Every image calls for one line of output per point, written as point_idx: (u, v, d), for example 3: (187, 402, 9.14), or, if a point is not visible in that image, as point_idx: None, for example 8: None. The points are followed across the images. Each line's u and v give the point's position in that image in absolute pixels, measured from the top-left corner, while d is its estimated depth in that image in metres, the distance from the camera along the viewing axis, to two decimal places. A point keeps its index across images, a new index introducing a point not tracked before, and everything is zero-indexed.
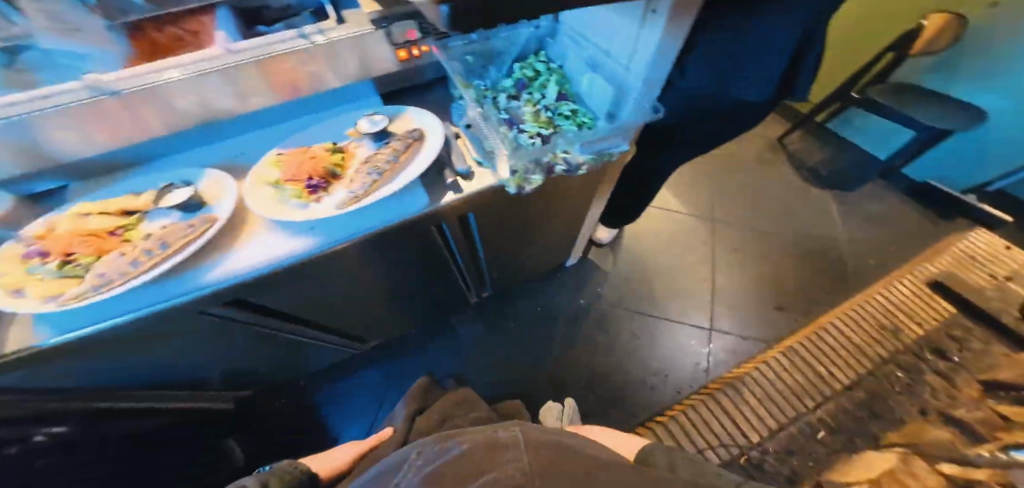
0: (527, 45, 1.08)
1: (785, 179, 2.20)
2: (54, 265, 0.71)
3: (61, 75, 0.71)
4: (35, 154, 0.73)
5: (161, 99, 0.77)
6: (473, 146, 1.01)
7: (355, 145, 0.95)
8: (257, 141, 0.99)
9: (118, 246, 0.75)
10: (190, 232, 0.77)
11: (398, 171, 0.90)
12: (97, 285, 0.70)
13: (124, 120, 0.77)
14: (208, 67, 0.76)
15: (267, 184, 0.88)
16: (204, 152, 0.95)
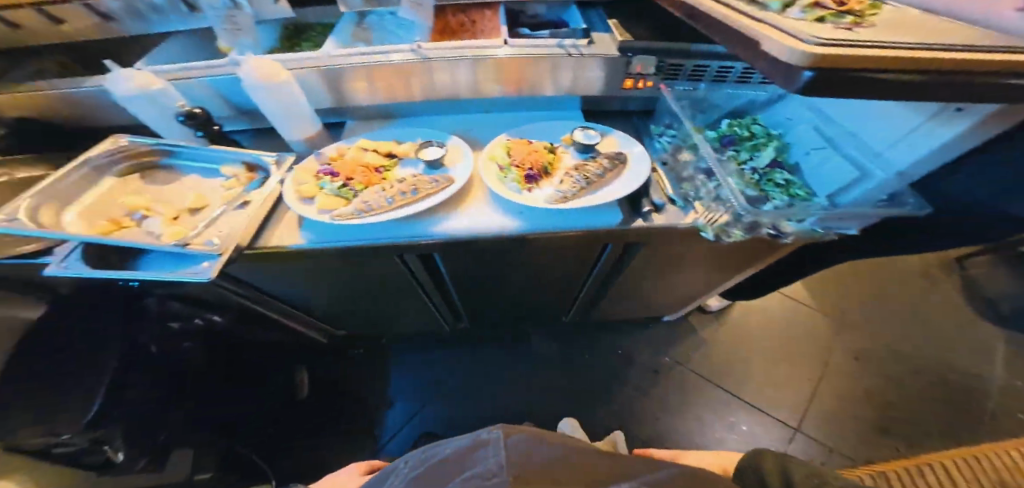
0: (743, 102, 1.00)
1: (927, 305, 2.02)
2: (337, 185, 0.90)
3: (388, 34, 1.08)
4: (342, 90, 1.02)
5: (423, 72, 1.01)
6: (668, 180, 0.96)
7: (563, 150, 1.00)
8: (484, 122, 1.14)
9: (380, 182, 0.94)
10: (436, 186, 0.93)
11: (603, 185, 0.91)
12: (362, 209, 0.87)
13: (400, 81, 1.02)
14: (469, 55, 0.97)
15: (495, 163, 0.98)
16: (446, 121, 1.14)
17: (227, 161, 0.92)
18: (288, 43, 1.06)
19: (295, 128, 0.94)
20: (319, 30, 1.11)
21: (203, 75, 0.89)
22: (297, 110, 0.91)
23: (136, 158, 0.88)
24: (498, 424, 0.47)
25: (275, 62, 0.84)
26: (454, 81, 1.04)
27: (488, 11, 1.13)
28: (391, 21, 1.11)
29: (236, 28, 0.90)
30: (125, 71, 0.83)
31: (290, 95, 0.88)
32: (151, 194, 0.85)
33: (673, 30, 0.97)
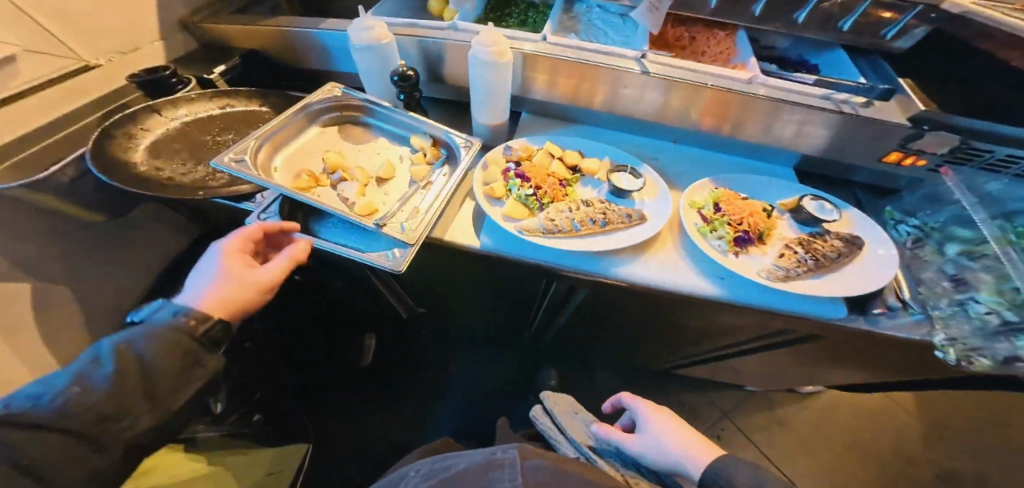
0: None
1: None
2: (526, 192, 0.80)
3: (594, 29, 0.92)
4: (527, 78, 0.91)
5: (628, 83, 0.87)
6: (906, 284, 0.77)
7: (779, 216, 0.88)
8: (673, 153, 0.99)
9: (564, 198, 0.82)
10: (625, 220, 0.77)
11: (829, 271, 0.76)
12: (547, 227, 0.75)
13: (599, 88, 0.90)
14: (707, 84, 0.83)
15: (699, 210, 0.84)
16: (627, 141, 1.00)
17: (419, 134, 0.87)
18: (493, 18, 0.98)
19: (491, 113, 0.86)
20: (523, 9, 1.01)
21: (429, 36, 0.88)
22: (501, 95, 0.82)
23: (342, 112, 0.86)
24: (514, 448, 0.57)
25: (502, 35, 0.77)
26: (645, 98, 0.89)
27: (721, 32, 0.94)
28: (598, 15, 0.95)
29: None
30: (367, 21, 0.80)
31: (499, 78, 0.79)
32: (348, 155, 0.82)
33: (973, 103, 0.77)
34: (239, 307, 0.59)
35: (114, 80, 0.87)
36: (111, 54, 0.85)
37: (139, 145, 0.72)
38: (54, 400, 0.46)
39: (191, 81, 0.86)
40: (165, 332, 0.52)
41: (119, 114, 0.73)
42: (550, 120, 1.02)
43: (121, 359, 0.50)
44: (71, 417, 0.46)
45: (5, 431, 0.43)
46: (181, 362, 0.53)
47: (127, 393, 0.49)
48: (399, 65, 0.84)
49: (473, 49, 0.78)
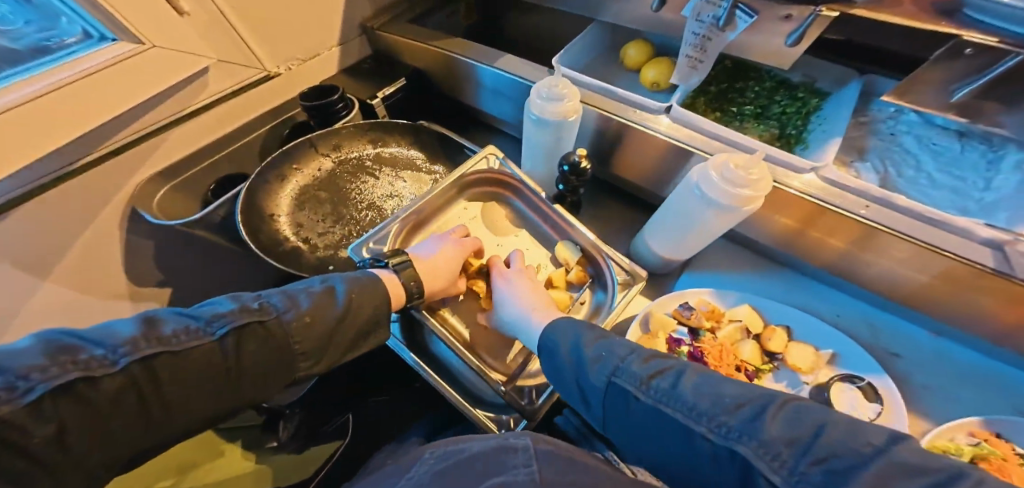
0: None
1: None
2: None
3: (893, 154, 0.62)
4: None
5: (891, 256, 0.57)
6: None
7: None
8: (932, 355, 0.63)
9: None
10: None
11: None
12: None
13: (841, 244, 0.62)
14: None
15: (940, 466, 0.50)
16: (850, 308, 0.69)
17: (568, 240, 0.69)
18: (717, 94, 0.72)
19: (678, 247, 0.66)
20: (768, 87, 0.71)
21: (639, 119, 0.68)
22: (706, 233, 0.61)
23: (490, 185, 0.71)
24: (526, 433, 0.45)
25: (767, 170, 0.51)
26: (909, 275, 0.58)
27: None
28: (906, 139, 0.62)
29: (700, 59, 0.64)
30: (558, 88, 0.59)
31: (723, 220, 0.56)
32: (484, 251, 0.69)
33: None
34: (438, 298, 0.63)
35: (289, 88, 0.86)
36: (292, 62, 0.83)
37: (288, 191, 0.69)
38: (285, 319, 0.47)
39: (354, 106, 0.77)
40: (378, 283, 0.55)
41: (280, 149, 0.70)
42: (747, 256, 0.75)
43: (348, 301, 0.51)
44: (283, 341, 0.46)
45: (243, 336, 0.43)
46: (370, 326, 0.54)
47: (327, 337, 0.49)
48: (575, 151, 0.64)
49: (707, 175, 0.54)
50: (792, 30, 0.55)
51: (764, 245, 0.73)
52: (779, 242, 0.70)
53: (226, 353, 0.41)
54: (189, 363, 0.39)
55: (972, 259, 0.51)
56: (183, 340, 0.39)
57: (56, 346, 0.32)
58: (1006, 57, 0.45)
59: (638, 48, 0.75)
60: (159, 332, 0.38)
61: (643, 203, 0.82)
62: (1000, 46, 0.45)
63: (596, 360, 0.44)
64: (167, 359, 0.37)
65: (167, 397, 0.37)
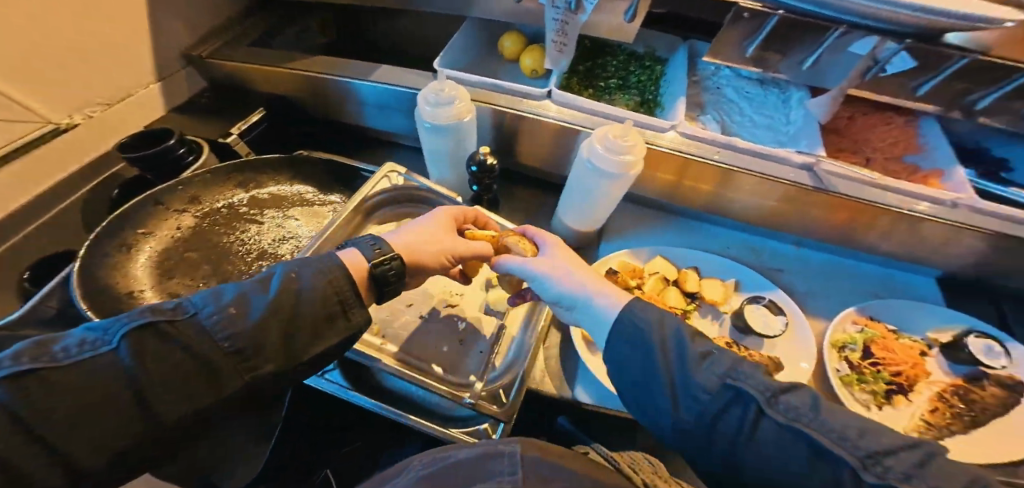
0: None
1: None
2: None
3: (727, 104, 0.75)
4: None
5: (742, 188, 0.70)
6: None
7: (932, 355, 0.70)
8: (787, 258, 0.81)
9: None
10: None
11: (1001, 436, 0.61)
12: None
13: (704, 185, 0.73)
14: (901, 210, 0.61)
15: (841, 350, 0.68)
16: (727, 237, 0.83)
17: None
18: (584, 72, 0.79)
19: (582, 215, 0.71)
20: (622, 59, 0.81)
21: (525, 108, 0.71)
22: (607, 202, 0.67)
23: (400, 203, 0.67)
24: (517, 438, 0.33)
25: (639, 136, 0.58)
26: (756, 202, 0.72)
27: (897, 114, 0.70)
28: (732, 90, 0.76)
29: (563, 42, 0.69)
30: (446, 90, 0.58)
31: (619, 186, 0.62)
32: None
33: None
34: (415, 263, 0.49)
35: (101, 140, 0.71)
36: (92, 108, 0.69)
37: (137, 259, 0.55)
38: (203, 320, 0.35)
39: (202, 149, 0.66)
40: (326, 257, 0.42)
41: (113, 214, 0.56)
42: (650, 217, 0.84)
43: (285, 286, 0.38)
44: (210, 340, 0.35)
45: (151, 342, 0.32)
46: (334, 307, 0.41)
47: (274, 326, 0.37)
48: (480, 150, 0.64)
49: (593, 149, 0.59)
50: (629, 7, 0.63)
51: (654, 200, 0.83)
52: (660, 197, 0.80)
53: (116, 372, 0.30)
54: (83, 380, 0.29)
55: (798, 181, 0.65)
56: (75, 352, 0.30)
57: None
58: (769, 19, 0.55)
59: (512, 38, 0.78)
60: (45, 348, 0.30)
61: (547, 184, 0.86)
62: (764, 9, 0.55)
63: (705, 357, 0.39)
64: (51, 375, 0.28)
65: (55, 422, 0.27)
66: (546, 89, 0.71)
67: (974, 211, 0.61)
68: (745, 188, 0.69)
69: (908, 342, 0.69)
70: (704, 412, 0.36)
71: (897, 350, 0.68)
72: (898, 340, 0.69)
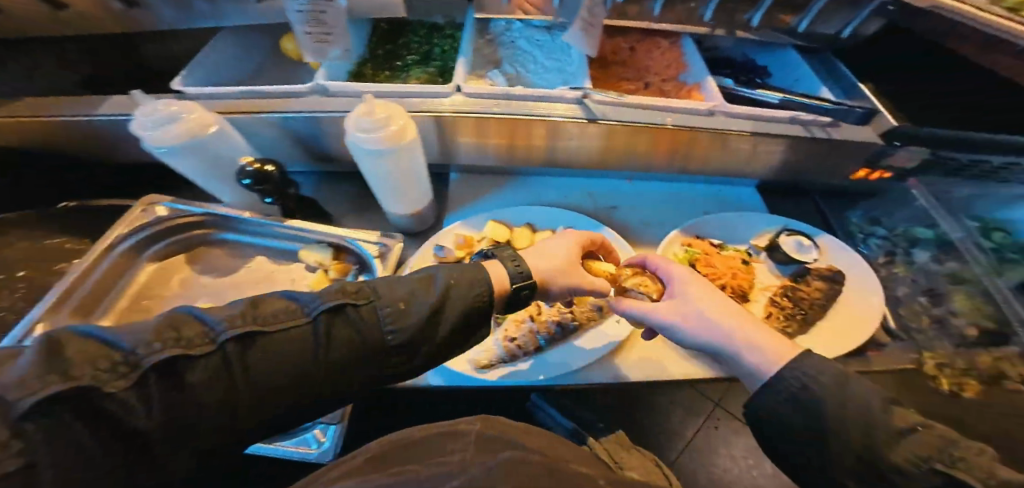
0: (985, 209, 0.77)
1: None
2: None
3: (521, 56, 0.74)
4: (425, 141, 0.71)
5: (557, 136, 0.68)
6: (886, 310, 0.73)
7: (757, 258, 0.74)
8: (627, 196, 0.84)
9: None
10: (598, 314, 0.66)
11: (821, 321, 0.66)
12: (509, 353, 0.63)
13: (525, 143, 0.71)
14: (668, 125, 0.64)
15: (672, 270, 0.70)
16: (569, 188, 0.85)
17: (313, 241, 0.67)
18: (384, 56, 0.71)
19: (392, 196, 0.64)
20: (423, 34, 0.76)
21: (291, 109, 0.60)
22: (411, 177, 0.60)
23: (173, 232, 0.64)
24: (477, 417, 0.44)
25: (389, 104, 0.52)
26: (572, 148, 0.72)
27: (665, 40, 0.77)
28: (520, 38, 0.75)
29: (324, 32, 0.57)
30: (167, 108, 0.51)
31: (407, 159, 0.56)
32: (212, 293, 0.62)
33: (938, 108, 0.64)
34: (546, 284, 0.52)
35: None
36: None
37: None
38: (375, 307, 0.43)
39: None
40: (478, 269, 0.48)
41: None
42: (489, 186, 0.83)
43: (441, 295, 0.45)
44: (374, 335, 0.42)
45: (335, 318, 0.40)
46: (477, 314, 0.47)
47: (423, 330, 0.44)
48: (245, 161, 0.57)
49: (350, 139, 0.53)
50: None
51: (489, 167, 0.82)
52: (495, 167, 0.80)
53: (311, 353, 0.38)
54: (286, 349, 0.37)
55: (571, 116, 0.65)
56: (280, 320, 0.37)
57: (172, 319, 0.33)
58: None
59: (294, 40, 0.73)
60: (256, 310, 0.37)
61: None
62: None
63: (907, 433, 0.38)
64: (268, 339, 0.36)
65: (256, 366, 0.35)
66: (308, 83, 0.60)
67: (732, 116, 0.65)
68: (547, 137, 0.68)
69: (732, 253, 0.72)
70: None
71: (722, 262, 0.70)
72: (723, 252, 0.72)
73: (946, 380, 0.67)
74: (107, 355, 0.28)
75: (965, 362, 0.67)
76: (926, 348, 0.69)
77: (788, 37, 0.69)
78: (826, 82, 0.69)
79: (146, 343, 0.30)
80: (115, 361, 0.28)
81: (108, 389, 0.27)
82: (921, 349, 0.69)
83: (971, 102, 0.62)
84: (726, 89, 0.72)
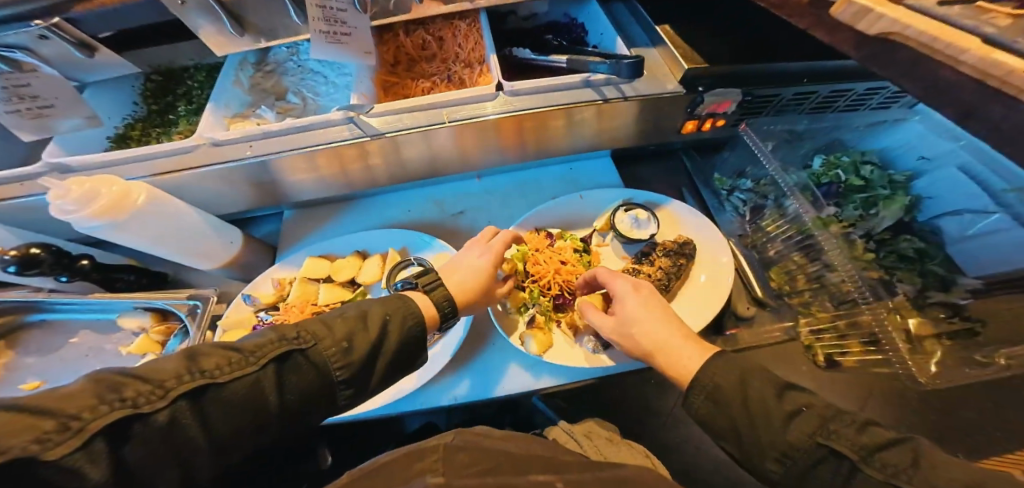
0: (851, 138, 0.69)
1: None
2: None
3: (308, 76, 0.67)
4: (210, 204, 0.64)
5: (354, 159, 0.63)
6: (755, 275, 0.64)
7: (601, 242, 0.68)
8: (472, 198, 0.77)
9: None
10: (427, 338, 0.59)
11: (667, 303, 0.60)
12: None
13: (327, 173, 0.65)
14: (445, 123, 0.60)
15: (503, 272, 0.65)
16: (411, 199, 0.77)
17: (125, 310, 0.64)
18: (158, 112, 0.67)
19: (186, 257, 0.59)
20: (201, 77, 0.69)
21: (32, 191, 0.57)
22: (198, 229, 0.58)
23: None
24: (453, 433, 0.42)
25: (94, 178, 0.48)
26: (377, 167, 0.67)
27: (463, 21, 0.69)
28: (305, 55, 0.69)
29: (40, 105, 0.53)
30: None
31: (168, 216, 0.54)
32: (39, 372, 0.62)
33: (757, 48, 0.57)
34: (470, 303, 0.53)
35: None
36: None
37: None
38: (320, 348, 0.38)
39: None
40: (410, 299, 0.46)
41: None
42: (312, 216, 0.75)
43: (361, 331, 0.40)
44: (323, 375, 0.38)
45: (287, 372, 0.36)
46: (412, 346, 0.44)
47: (366, 364, 0.40)
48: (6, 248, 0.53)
49: (88, 228, 0.49)
50: (67, 45, 0.49)
51: (316, 198, 0.75)
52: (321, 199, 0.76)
53: (266, 397, 0.34)
54: (236, 401, 0.33)
55: (337, 139, 0.59)
56: (228, 370, 0.33)
57: (105, 383, 0.29)
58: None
59: None
60: (201, 364, 0.33)
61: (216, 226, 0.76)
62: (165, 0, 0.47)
63: (793, 414, 0.36)
64: (220, 394, 0.32)
65: (203, 420, 0.31)
66: (40, 161, 0.56)
67: (517, 99, 0.60)
68: (337, 166, 0.64)
69: (567, 244, 0.66)
70: (800, 468, 0.35)
71: (553, 255, 0.64)
72: (557, 243, 0.66)
73: (821, 350, 0.59)
74: (39, 423, 0.24)
75: (845, 321, 0.56)
76: (804, 313, 0.61)
77: None
78: (631, 39, 0.63)
79: (84, 408, 0.26)
80: (54, 429, 0.25)
81: (49, 457, 0.24)
82: (799, 315, 0.61)
83: (780, 38, 0.59)
84: (530, 64, 0.66)
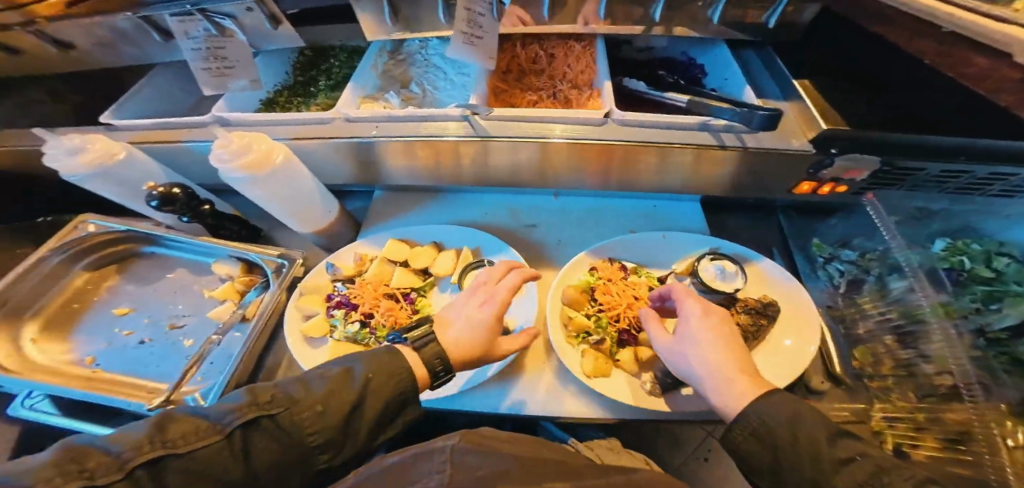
0: (988, 225, 0.64)
1: None
2: (353, 328, 0.59)
3: (428, 72, 0.70)
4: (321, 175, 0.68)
5: (449, 156, 0.64)
6: (837, 351, 0.61)
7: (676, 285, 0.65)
8: (554, 215, 0.78)
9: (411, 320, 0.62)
10: None
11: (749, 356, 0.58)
12: None
13: (422, 164, 0.66)
14: (547, 139, 0.60)
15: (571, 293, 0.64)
16: (494, 204, 0.79)
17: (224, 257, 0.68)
18: (302, 84, 0.71)
19: (293, 219, 0.63)
20: (344, 59, 0.73)
21: (195, 138, 0.62)
22: (310, 201, 0.60)
23: (96, 253, 0.69)
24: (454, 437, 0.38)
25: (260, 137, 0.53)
26: (468, 168, 0.68)
27: (578, 44, 0.72)
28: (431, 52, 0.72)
29: (226, 66, 0.58)
30: (81, 139, 0.55)
31: (295, 184, 0.56)
32: (133, 300, 0.66)
33: (881, 117, 0.55)
34: (471, 362, 0.46)
35: None
36: None
37: None
38: (292, 411, 0.37)
39: None
40: (397, 356, 0.42)
41: None
42: (404, 203, 0.78)
43: (336, 396, 0.38)
44: (296, 439, 0.37)
45: (253, 438, 0.35)
46: (393, 412, 0.41)
47: (342, 429, 0.38)
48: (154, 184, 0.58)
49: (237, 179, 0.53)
50: (262, 17, 0.54)
51: (410, 185, 0.78)
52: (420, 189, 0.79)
53: (227, 462, 0.33)
54: (198, 470, 0.32)
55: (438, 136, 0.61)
56: (191, 440, 0.33)
57: (71, 453, 0.29)
58: None
59: None
60: (165, 431, 0.32)
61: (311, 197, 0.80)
62: None
63: (845, 463, 0.34)
64: (179, 466, 0.31)
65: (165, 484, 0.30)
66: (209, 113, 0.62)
67: (630, 130, 0.61)
68: (437, 160, 0.65)
69: (642, 279, 0.65)
70: None
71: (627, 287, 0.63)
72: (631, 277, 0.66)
73: (892, 438, 0.52)
74: None
75: (925, 414, 0.52)
76: (881, 398, 0.56)
77: (705, 31, 0.61)
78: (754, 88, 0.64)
79: (44, 480, 0.26)
80: None
81: None
82: (874, 399, 0.56)
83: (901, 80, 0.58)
84: (643, 97, 0.67)
